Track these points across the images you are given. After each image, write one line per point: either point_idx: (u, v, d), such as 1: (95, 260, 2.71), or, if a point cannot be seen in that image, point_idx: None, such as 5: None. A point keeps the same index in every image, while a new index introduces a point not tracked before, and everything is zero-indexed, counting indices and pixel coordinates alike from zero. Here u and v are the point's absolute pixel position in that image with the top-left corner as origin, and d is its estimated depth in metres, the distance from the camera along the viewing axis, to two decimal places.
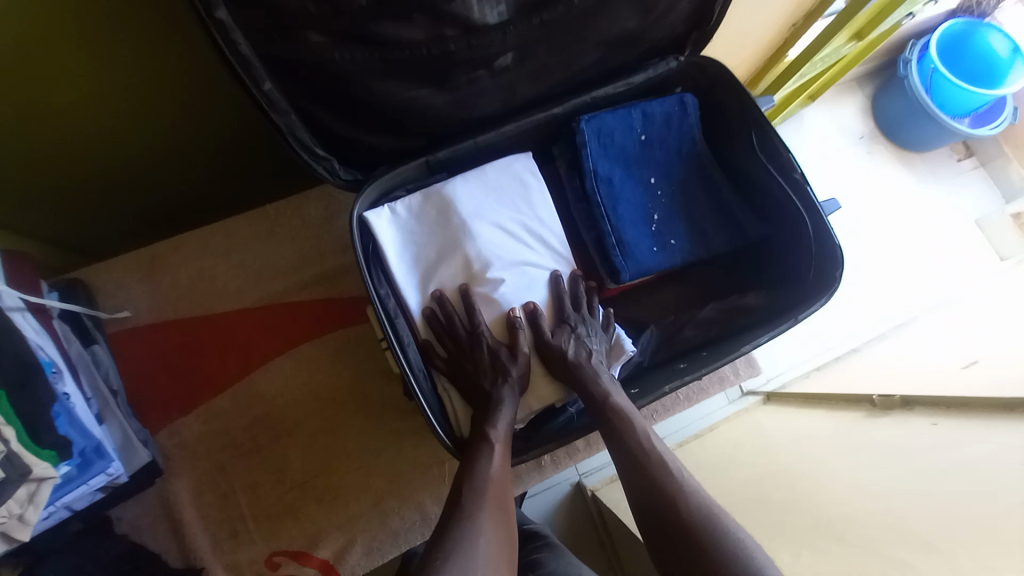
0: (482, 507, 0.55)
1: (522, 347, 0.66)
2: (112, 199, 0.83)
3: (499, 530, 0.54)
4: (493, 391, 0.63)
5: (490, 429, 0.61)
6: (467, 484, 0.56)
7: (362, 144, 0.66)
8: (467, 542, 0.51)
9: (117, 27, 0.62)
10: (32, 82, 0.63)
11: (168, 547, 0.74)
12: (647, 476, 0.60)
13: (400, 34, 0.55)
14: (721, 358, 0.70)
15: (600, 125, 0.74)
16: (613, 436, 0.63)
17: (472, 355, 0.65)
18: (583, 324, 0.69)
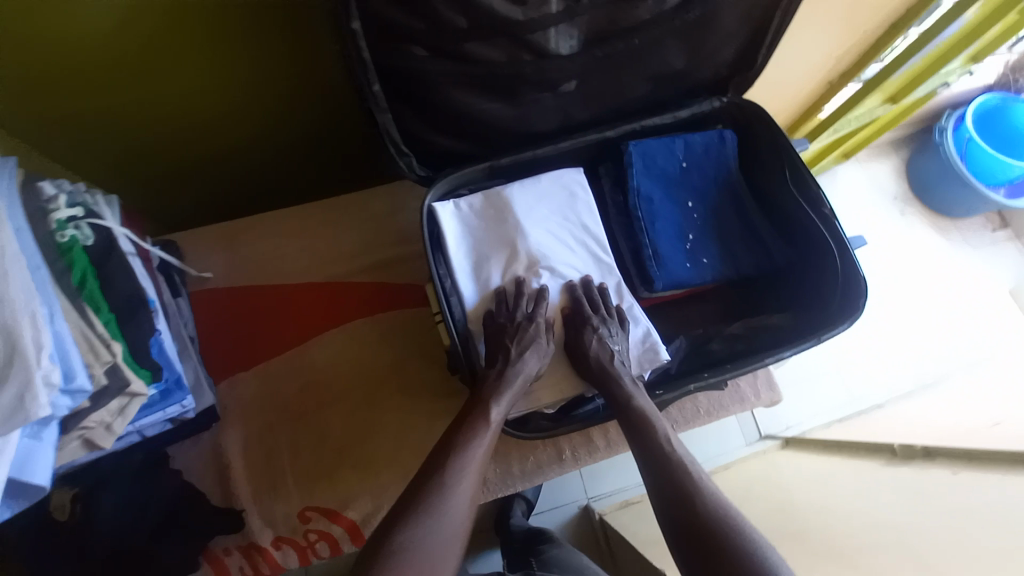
0: (466, 463, 0.61)
1: (543, 334, 0.71)
2: (210, 179, 0.95)
3: (473, 484, 0.61)
4: (509, 363, 0.67)
5: (493, 396, 0.66)
6: (459, 441, 0.62)
7: (437, 145, 0.76)
8: (440, 489, 0.58)
9: (250, 46, 0.74)
10: (172, 79, 0.75)
11: (212, 489, 0.79)
12: (660, 467, 0.62)
13: (488, 55, 0.66)
14: (742, 366, 0.75)
15: (645, 149, 0.83)
16: (634, 427, 0.67)
17: (501, 332, 0.70)
18: (607, 327, 0.72)
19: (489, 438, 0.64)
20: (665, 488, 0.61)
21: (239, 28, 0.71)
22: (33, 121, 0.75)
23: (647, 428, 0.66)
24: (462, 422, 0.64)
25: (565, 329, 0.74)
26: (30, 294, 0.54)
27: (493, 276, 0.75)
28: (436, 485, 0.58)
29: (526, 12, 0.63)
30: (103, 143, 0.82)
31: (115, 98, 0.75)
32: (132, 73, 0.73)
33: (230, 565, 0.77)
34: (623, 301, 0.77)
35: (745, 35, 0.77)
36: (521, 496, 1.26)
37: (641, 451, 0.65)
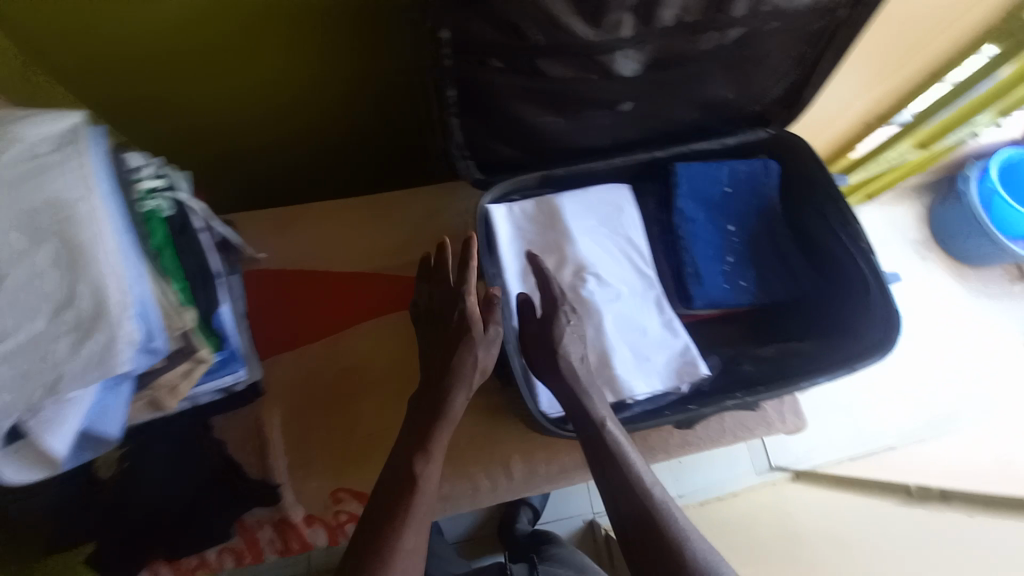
0: (406, 517, 0.60)
1: (475, 345, 0.69)
2: (270, 166, 1.00)
3: (420, 533, 0.60)
4: (443, 397, 0.68)
5: (428, 439, 0.66)
6: (396, 495, 0.61)
7: (496, 151, 0.80)
8: (378, 552, 0.57)
9: (328, 43, 0.78)
10: (249, 67, 0.79)
11: (248, 462, 0.81)
12: (621, 494, 0.59)
13: (558, 73, 0.69)
14: (773, 390, 0.77)
15: (692, 171, 0.86)
16: (599, 454, 0.63)
17: (440, 352, 0.71)
18: (559, 317, 0.71)
19: (432, 485, 0.64)
20: (638, 512, 0.58)
21: (321, 26, 0.75)
22: (120, 94, 0.80)
23: (611, 452, 0.63)
24: (398, 473, 0.64)
25: (525, 312, 0.75)
26: (119, 256, 0.57)
27: (540, 280, 0.80)
28: (376, 528, 0.59)
29: (600, 35, 0.66)
30: (177, 121, 0.86)
31: (198, 83, 0.80)
32: (213, 59, 0.77)
33: (260, 537, 0.80)
34: (662, 313, 0.80)
35: (794, 73, 0.82)
36: (529, 504, 1.28)
37: (607, 477, 0.62)
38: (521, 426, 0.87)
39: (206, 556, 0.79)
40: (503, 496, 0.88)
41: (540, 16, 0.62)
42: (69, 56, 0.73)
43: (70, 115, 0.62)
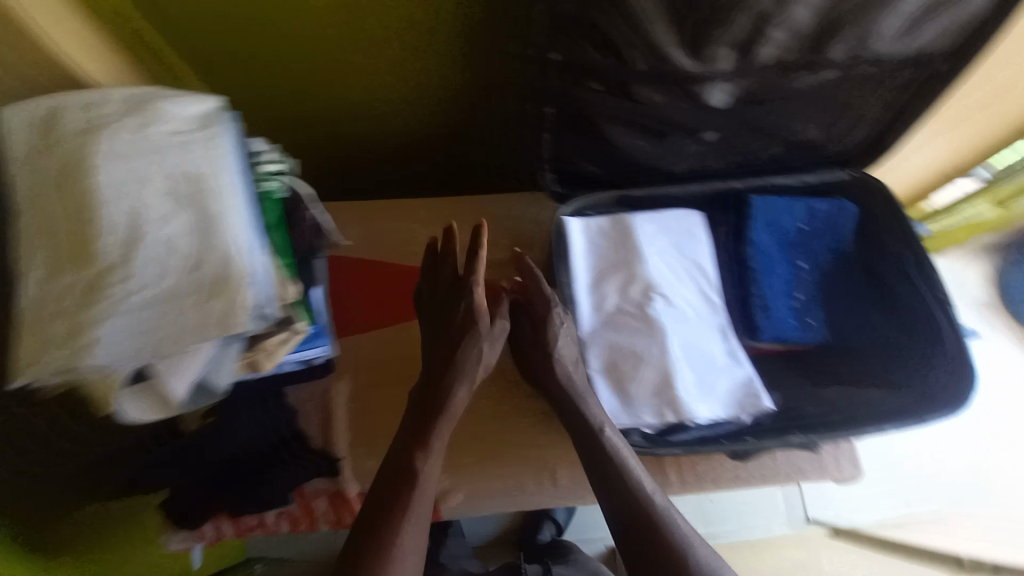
0: (410, 505, 0.68)
1: (476, 346, 0.77)
2: (359, 162, 1.07)
3: (423, 521, 0.68)
4: (443, 397, 0.75)
5: (430, 435, 0.73)
6: (399, 487, 0.69)
7: (578, 167, 0.84)
8: (382, 539, 0.65)
9: (434, 56, 0.84)
10: (360, 71, 0.86)
11: (313, 432, 0.88)
12: (614, 496, 0.67)
13: (653, 99, 0.72)
14: (827, 436, 0.76)
15: (767, 206, 0.87)
16: (595, 455, 0.70)
17: (440, 348, 0.78)
18: (553, 318, 0.78)
19: (433, 477, 0.71)
20: (629, 515, 0.66)
21: (431, 40, 0.81)
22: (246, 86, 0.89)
23: (606, 460, 0.69)
24: (402, 467, 0.70)
25: (521, 312, 0.82)
26: (243, 229, 0.63)
27: (608, 295, 0.82)
28: (386, 521, 0.66)
29: (698, 67, 0.69)
30: (286, 111, 0.94)
31: (312, 81, 0.88)
32: (330, 61, 0.84)
33: (315, 507, 0.85)
34: (726, 341, 0.81)
35: (882, 119, 0.83)
36: (552, 519, 1.34)
37: (603, 484, 0.69)
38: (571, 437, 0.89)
39: (265, 517, 0.84)
40: (544, 504, 0.90)
41: (645, 45, 0.65)
42: (212, 50, 0.82)
43: (210, 99, 0.69)
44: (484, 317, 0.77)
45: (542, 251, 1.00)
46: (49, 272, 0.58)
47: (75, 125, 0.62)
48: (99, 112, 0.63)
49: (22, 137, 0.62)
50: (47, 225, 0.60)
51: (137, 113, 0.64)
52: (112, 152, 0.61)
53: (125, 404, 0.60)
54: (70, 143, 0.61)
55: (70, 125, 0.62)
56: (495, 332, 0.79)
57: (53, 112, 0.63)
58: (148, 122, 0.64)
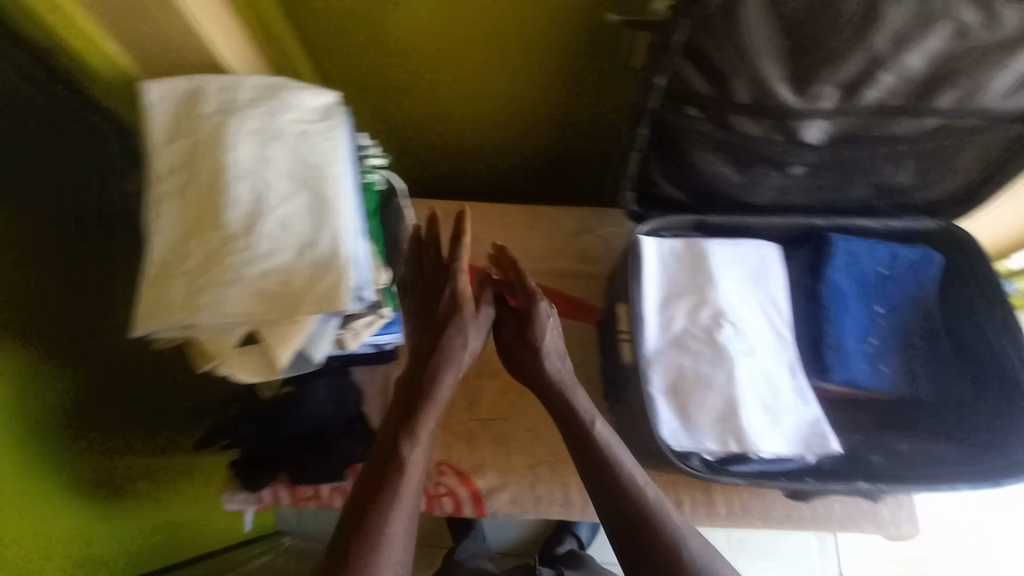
0: (398, 492, 0.65)
1: (464, 336, 0.73)
2: (438, 167, 1.11)
3: (411, 507, 0.66)
4: (430, 383, 0.72)
5: (417, 420, 0.70)
6: (387, 473, 0.66)
7: (660, 189, 0.85)
8: (370, 524, 0.63)
9: (535, 71, 0.88)
10: (460, 81, 0.90)
11: (372, 414, 0.91)
12: (609, 493, 0.67)
13: (750, 131, 0.74)
14: (897, 487, 0.75)
15: (850, 247, 0.86)
16: (593, 458, 0.69)
17: (425, 333, 0.75)
18: (537, 314, 0.75)
19: (420, 463, 0.69)
20: (626, 515, 0.66)
21: (536, 56, 0.85)
22: (349, 86, 0.93)
23: (600, 457, 0.69)
24: (388, 453, 0.68)
25: (504, 303, 0.79)
26: (351, 217, 0.68)
27: (676, 317, 0.81)
28: (373, 513, 0.63)
29: (800, 104, 0.70)
30: (379, 112, 0.98)
31: (414, 88, 0.92)
32: (433, 71, 0.89)
33: None
34: (796, 378, 0.80)
35: (977, 171, 0.82)
36: (573, 534, 1.33)
37: (600, 484, 0.68)
38: None
39: (321, 489, 0.87)
40: (587, 516, 0.90)
41: (753, 79, 0.67)
42: (328, 50, 0.87)
43: (328, 92, 0.73)
44: (468, 306, 0.73)
45: (607, 266, 1.03)
46: (180, 237, 0.64)
47: (211, 105, 0.67)
48: (232, 95, 0.68)
49: (161, 110, 0.67)
50: (182, 195, 0.65)
51: (266, 100, 0.69)
52: (246, 133, 0.66)
53: (236, 368, 0.64)
54: (207, 122, 0.66)
55: (208, 105, 0.67)
56: (478, 322, 0.75)
57: (193, 91, 0.67)
58: (276, 110, 0.68)
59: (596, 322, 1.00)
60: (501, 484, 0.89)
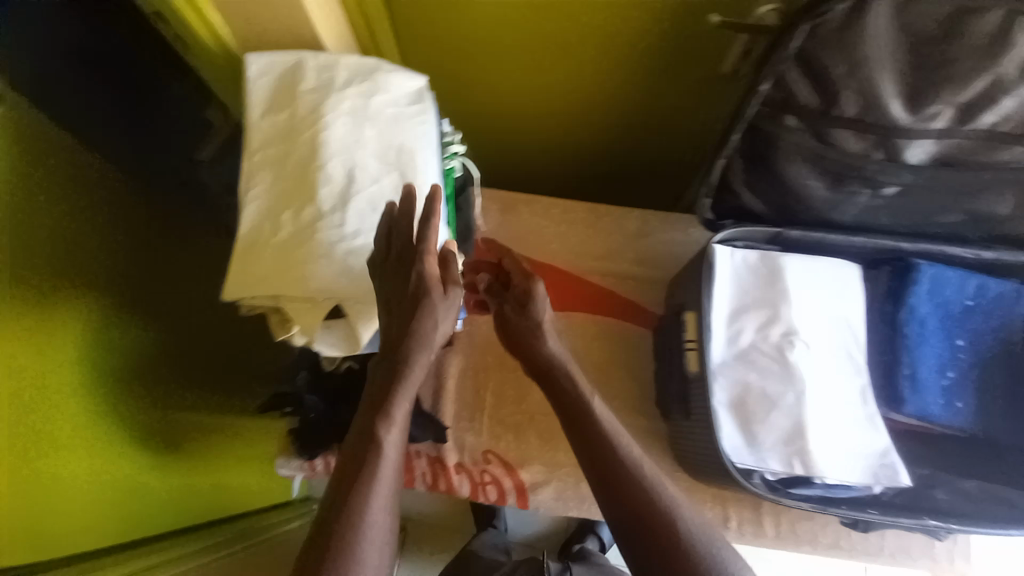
0: (374, 483, 0.53)
1: (439, 313, 0.59)
2: (507, 154, 1.13)
3: (391, 503, 0.54)
4: (403, 357, 0.59)
5: (391, 400, 0.58)
6: (359, 463, 0.54)
7: (738, 199, 0.83)
8: (345, 522, 0.51)
9: (622, 69, 0.87)
10: (541, 74, 0.90)
11: (424, 397, 0.92)
12: (623, 489, 0.57)
13: (848, 146, 0.71)
14: (968, 526, 0.74)
15: (937, 275, 0.82)
16: (598, 451, 0.60)
17: (392, 310, 0.60)
18: (535, 305, 0.72)
19: (398, 449, 0.57)
20: (650, 516, 0.54)
21: (626, 54, 0.84)
22: (431, 71, 0.94)
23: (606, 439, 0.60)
24: (360, 439, 0.56)
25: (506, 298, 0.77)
26: (435, 203, 0.68)
27: (745, 330, 0.79)
28: (346, 511, 0.51)
29: (911, 121, 0.67)
30: (458, 99, 1.00)
31: (495, 77, 0.93)
32: (518, 62, 0.88)
33: (415, 466, 0.90)
34: (866, 405, 0.77)
35: None
36: (595, 533, 1.30)
37: (613, 479, 0.58)
38: (670, 459, 0.89)
39: None
40: None
41: (864, 92, 0.64)
42: (417, 35, 0.87)
43: (418, 77, 0.73)
44: (437, 289, 0.59)
45: (667, 270, 1.01)
46: (272, 208, 0.65)
47: (311, 83, 0.68)
48: (330, 74, 0.68)
49: (260, 84, 0.68)
50: (277, 168, 0.66)
51: (361, 80, 0.69)
52: (340, 111, 0.67)
53: (318, 341, 0.67)
54: (306, 99, 0.67)
55: (307, 82, 0.68)
56: (447, 310, 0.60)
57: (293, 66, 0.68)
58: (372, 91, 0.69)
59: (651, 326, 0.98)
60: (544, 479, 0.89)
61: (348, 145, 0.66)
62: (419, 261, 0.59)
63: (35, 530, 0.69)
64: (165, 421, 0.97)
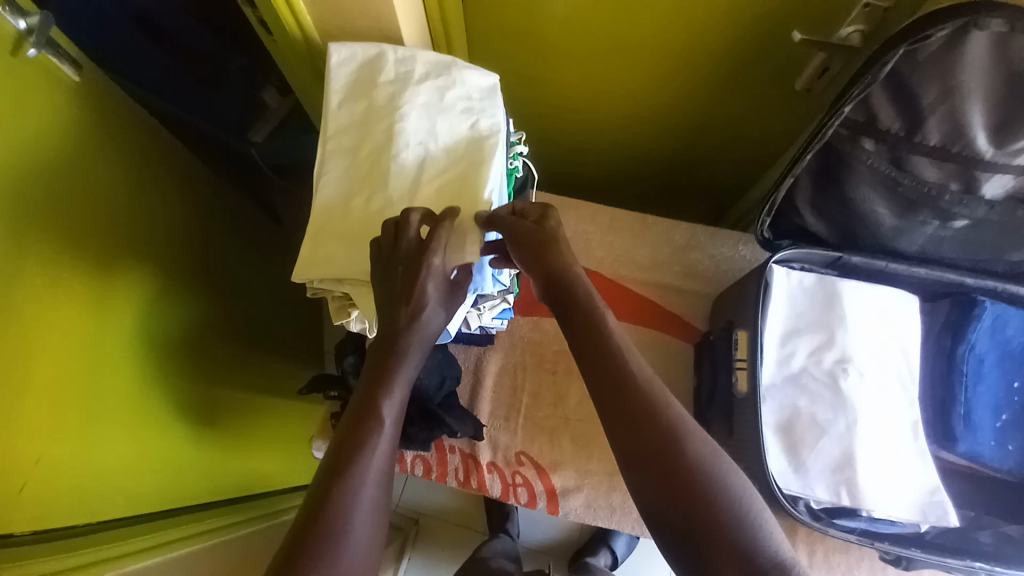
0: (367, 455, 0.54)
1: (433, 300, 0.61)
2: (566, 151, 1.16)
3: (382, 486, 0.55)
4: (402, 333, 0.60)
5: (391, 373, 0.60)
6: (353, 434, 0.55)
7: (799, 220, 0.83)
8: (339, 501, 0.51)
9: (693, 76, 0.89)
10: (611, 74, 0.93)
11: (462, 392, 0.94)
12: (659, 480, 0.52)
13: (924, 173, 0.69)
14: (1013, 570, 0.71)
15: (1000, 313, 0.80)
16: (649, 441, 0.53)
17: (393, 289, 0.60)
18: (547, 217, 0.63)
19: (395, 424, 0.58)
20: (673, 502, 0.51)
21: (700, 61, 0.86)
22: (504, 66, 0.98)
23: (631, 403, 0.55)
24: (359, 410, 0.57)
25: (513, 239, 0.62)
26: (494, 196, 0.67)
27: (797, 354, 0.77)
28: (334, 484, 0.52)
29: (995, 155, 0.65)
30: (532, 98, 1.04)
31: (564, 75, 0.96)
32: (592, 62, 0.92)
33: (448, 461, 0.91)
34: (917, 441, 0.75)
35: None
36: (609, 547, 1.27)
37: (637, 455, 0.53)
38: None
39: (405, 455, 0.91)
40: None
41: (950, 120, 0.63)
42: (495, 33, 0.91)
43: (491, 74, 0.72)
44: (441, 276, 0.62)
45: (713, 286, 0.99)
46: (344, 194, 0.66)
47: (389, 75, 0.69)
48: (407, 67, 0.70)
49: (340, 73, 0.69)
50: (352, 155, 0.67)
51: (437, 75, 0.70)
52: (414, 105, 0.68)
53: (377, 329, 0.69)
54: (384, 90, 0.68)
55: (386, 74, 0.69)
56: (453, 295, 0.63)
57: (374, 57, 0.69)
58: (446, 86, 0.70)
59: (694, 342, 0.97)
60: (575, 485, 0.89)
61: (415, 139, 0.67)
62: (431, 249, 0.60)
63: (49, 504, 0.68)
64: (206, 394, 0.98)
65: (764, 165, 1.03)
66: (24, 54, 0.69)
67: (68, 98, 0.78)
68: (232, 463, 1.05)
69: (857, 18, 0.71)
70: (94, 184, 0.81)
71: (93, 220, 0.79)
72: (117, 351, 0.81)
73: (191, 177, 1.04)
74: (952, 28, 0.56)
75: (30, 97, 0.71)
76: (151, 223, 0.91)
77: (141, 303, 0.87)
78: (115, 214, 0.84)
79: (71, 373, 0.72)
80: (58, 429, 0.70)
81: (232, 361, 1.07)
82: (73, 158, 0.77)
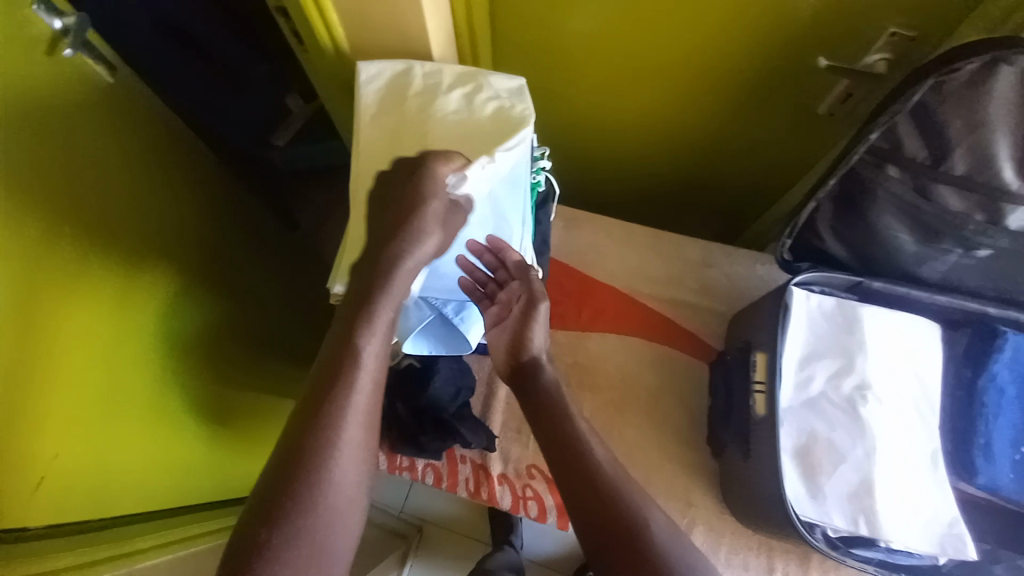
0: (350, 394, 0.60)
1: (423, 229, 0.63)
2: (586, 165, 1.16)
3: (365, 425, 0.61)
4: (387, 268, 0.63)
5: (375, 307, 0.63)
6: (337, 372, 0.60)
7: (820, 244, 0.84)
8: (323, 437, 0.57)
9: (717, 95, 0.90)
10: (634, 90, 0.94)
11: (475, 402, 0.94)
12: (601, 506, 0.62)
13: (949, 203, 0.69)
14: None
15: (1022, 344, 0.80)
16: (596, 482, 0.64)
17: (389, 216, 0.63)
18: (530, 301, 0.72)
19: (376, 360, 0.63)
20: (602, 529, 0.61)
21: (724, 82, 0.87)
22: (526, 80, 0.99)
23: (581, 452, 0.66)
24: (342, 346, 0.62)
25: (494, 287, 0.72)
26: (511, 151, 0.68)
27: (816, 378, 0.77)
28: (320, 421, 0.58)
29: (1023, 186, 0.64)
30: (555, 114, 1.05)
31: (587, 91, 0.97)
32: (617, 79, 0.93)
33: (459, 471, 0.91)
34: (936, 470, 0.74)
35: None
36: None
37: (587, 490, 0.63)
38: (715, 496, 0.88)
39: (415, 463, 0.91)
40: None
41: (977, 151, 0.63)
42: (520, 48, 0.93)
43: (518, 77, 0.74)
44: (437, 191, 0.63)
45: (728, 305, 0.99)
46: None
47: (418, 87, 0.70)
48: (437, 80, 0.71)
49: (373, 89, 0.70)
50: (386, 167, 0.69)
51: (465, 84, 0.71)
52: (445, 117, 0.69)
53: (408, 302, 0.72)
54: (414, 102, 0.70)
55: (415, 86, 0.70)
56: (451, 219, 0.66)
57: (402, 72, 0.71)
58: (474, 96, 0.71)
59: (709, 361, 0.97)
60: None
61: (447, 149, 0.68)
62: (425, 161, 0.63)
63: (63, 502, 0.69)
64: (220, 395, 0.98)
65: (782, 186, 1.03)
66: (59, 53, 0.71)
67: (97, 98, 0.79)
68: (238, 462, 1.06)
69: (883, 46, 0.73)
70: (123, 184, 0.82)
71: (118, 217, 0.80)
72: (136, 348, 0.82)
73: (212, 177, 1.06)
74: (980, 63, 0.57)
75: (65, 96, 0.72)
76: (174, 223, 0.93)
77: (162, 300, 0.88)
78: (141, 212, 0.85)
79: (89, 370, 0.73)
80: (75, 428, 0.70)
81: (248, 360, 1.08)
82: (102, 158, 0.79)
